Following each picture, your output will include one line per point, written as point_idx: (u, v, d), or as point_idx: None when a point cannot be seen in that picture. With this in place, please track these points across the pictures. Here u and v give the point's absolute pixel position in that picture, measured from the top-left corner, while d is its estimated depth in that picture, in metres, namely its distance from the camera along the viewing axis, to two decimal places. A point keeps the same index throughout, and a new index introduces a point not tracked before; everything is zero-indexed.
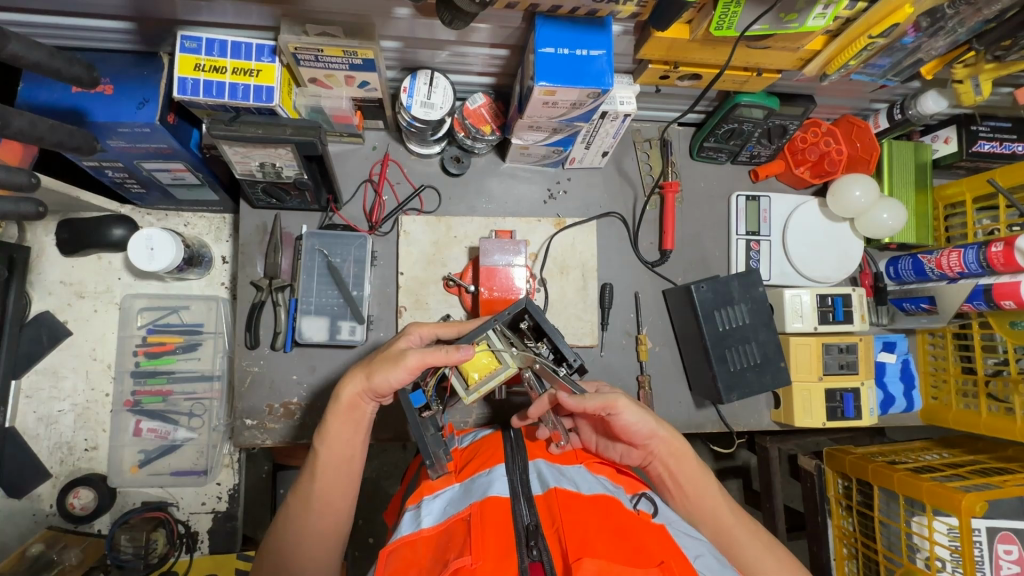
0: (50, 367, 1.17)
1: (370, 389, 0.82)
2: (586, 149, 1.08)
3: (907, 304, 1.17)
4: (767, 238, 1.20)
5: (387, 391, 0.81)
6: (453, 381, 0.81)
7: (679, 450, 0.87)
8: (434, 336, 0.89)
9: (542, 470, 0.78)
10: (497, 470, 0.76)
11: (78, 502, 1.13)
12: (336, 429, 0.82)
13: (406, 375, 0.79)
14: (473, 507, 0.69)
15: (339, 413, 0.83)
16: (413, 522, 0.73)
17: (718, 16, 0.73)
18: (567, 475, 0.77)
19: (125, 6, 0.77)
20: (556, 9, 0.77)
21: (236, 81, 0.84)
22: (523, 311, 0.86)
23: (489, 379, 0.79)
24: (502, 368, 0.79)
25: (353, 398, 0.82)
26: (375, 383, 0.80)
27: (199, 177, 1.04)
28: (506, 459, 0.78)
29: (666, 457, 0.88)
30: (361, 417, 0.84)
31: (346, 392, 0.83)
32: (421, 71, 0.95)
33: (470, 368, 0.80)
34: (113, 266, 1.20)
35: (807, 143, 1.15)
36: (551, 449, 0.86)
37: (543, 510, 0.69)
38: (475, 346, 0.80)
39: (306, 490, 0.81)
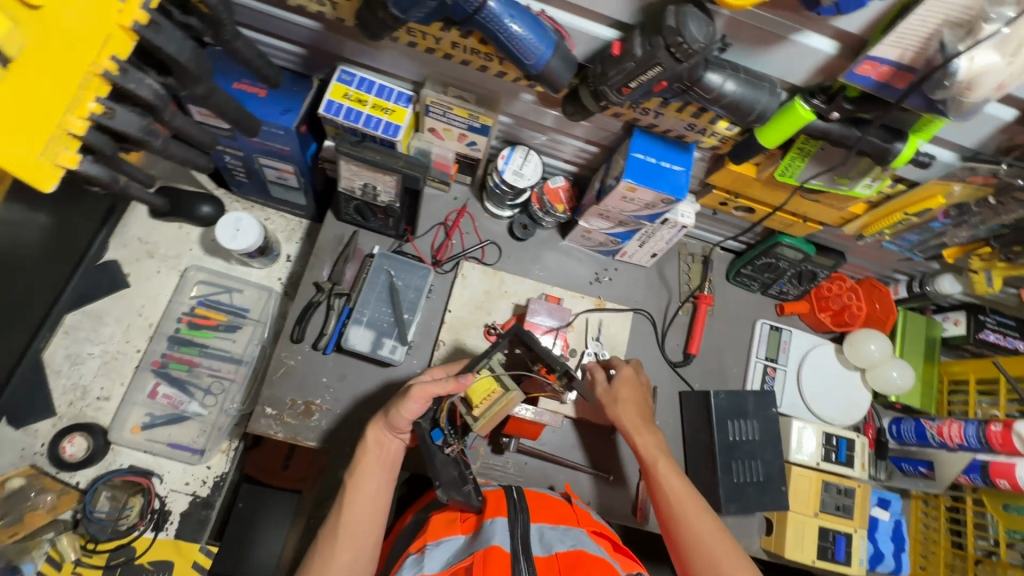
0: (96, 312, 1.21)
1: (388, 425, 0.88)
2: (639, 247, 1.21)
3: (905, 465, 1.23)
4: (784, 367, 1.28)
5: (404, 424, 0.88)
6: (460, 410, 0.90)
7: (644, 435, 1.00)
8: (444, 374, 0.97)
9: (545, 530, 0.81)
10: (500, 523, 0.79)
11: (70, 449, 1.12)
12: (367, 466, 0.86)
13: (416, 407, 0.86)
14: (475, 557, 0.72)
15: (367, 451, 0.87)
16: (415, 567, 0.75)
17: (785, 164, 0.87)
18: (568, 534, 0.80)
19: (311, 37, 0.95)
20: (652, 126, 0.92)
21: (373, 113, 0.99)
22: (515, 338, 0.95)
23: (492, 403, 0.88)
24: (503, 392, 0.89)
25: (378, 436, 0.88)
26: (390, 415, 0.87)
27: (300, 182, 1.17)
28: (510, 514, 0.80)
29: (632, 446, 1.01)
30: (389, 456, 0.88)
31: (368, 435, 0.89)
32: (519, 146, 1.11)
33: (472, 395, 0.89)
34: (189, 237, 1.28)
35: (832, 292, 1.27)
36: (548, 507, 0.88)
37: (544, 570, 0.73)
38: (477, 375, 0.90)
39: (334, 519, 0.81)
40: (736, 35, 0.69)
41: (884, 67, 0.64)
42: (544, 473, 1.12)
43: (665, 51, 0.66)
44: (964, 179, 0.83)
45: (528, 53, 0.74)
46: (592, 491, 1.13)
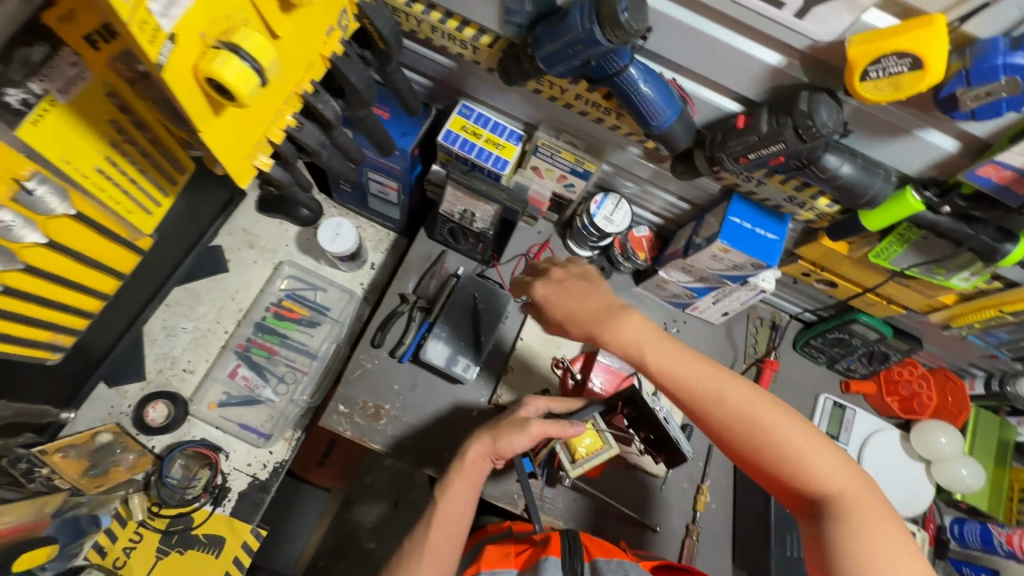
0: (196, 290, 1.31)
1: (493, 451, 0.89)
2: (712, 304, 1.23)
3: (966, 568, 1.19)
4: (845, 446, 1.26)
5: (507, 454, 0.89)
6: (562, 456, 1.01)
7: (735, 392, 0.72)
8: (546, 408, 0.98)
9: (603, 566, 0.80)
10: (553, 561, 0.79)
11: (153, 414, 1.20)
12: (458, 486, 0.88)
13: (527, 441, 0.88)
14: None
15: (460, 470, 0.89)
16: None
17: (881, 247, 0.89)
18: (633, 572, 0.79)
19: (442, 73, 1.04)
20: (751, 193, 0.96)
21: (485, 146, 1.06)
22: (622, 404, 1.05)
23: (593, 457, 1.01)
24: (605, 449, 1.01)
25: (476, 457, 0.90)
26: (499, 442, 0.88)
27: (399, 198, 1.26)
28: (563, 554, 0.81)
29: (728, 420, 0.72)
30: (479, 477, 0.89)
31: (470, 450, 0.90)
32: (612, 193, 1.17)
33: (577, 444, 1.01)
34: (288, 234, 1.38)
35: (903, 377, 1.27)
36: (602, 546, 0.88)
37: None
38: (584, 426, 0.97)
39: (421, 535, 0.83)
40: (857, 124, 0.73)
41: (1005, 172, 0.66)
42: (592, 516, 1.11)
43: (792, 130, 0.70)
44: None
45: (655, 115, 0.79)
46: (637, 539, 1.13)
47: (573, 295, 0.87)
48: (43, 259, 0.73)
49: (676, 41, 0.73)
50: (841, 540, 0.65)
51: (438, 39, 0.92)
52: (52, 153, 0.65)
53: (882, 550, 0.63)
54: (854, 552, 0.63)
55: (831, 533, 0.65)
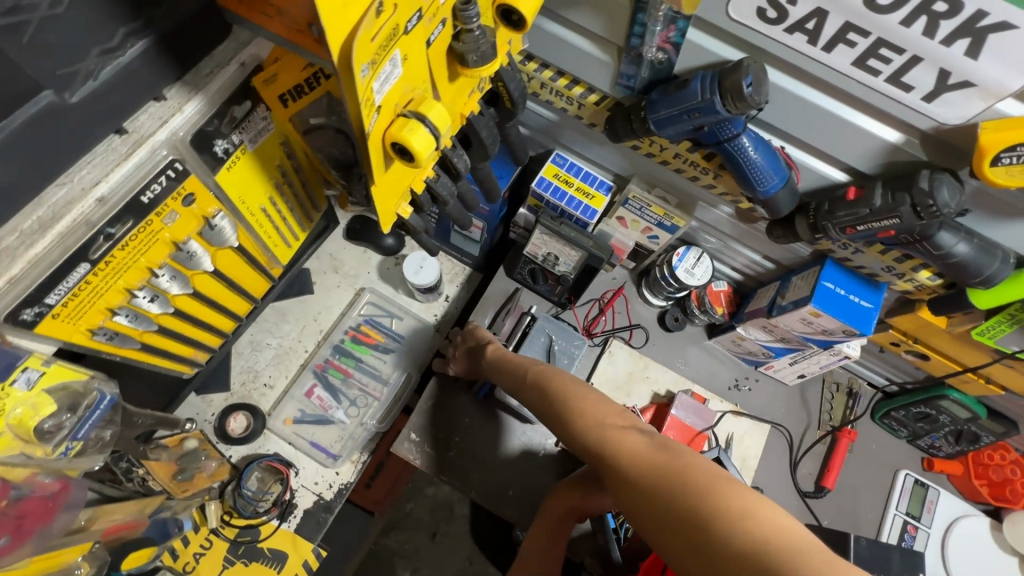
0: (282, 309, 1.38)
1: (579, 510, 0.94)
2: (789, 365, 1.21)
3: None
4: (927, 529, 1.19)
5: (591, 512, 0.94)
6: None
7: (588, 411, 0.84)
8: None
9: None
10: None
11: (235, 425, 1.26)
12: (536, 535, 0.96)
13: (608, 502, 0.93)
14: None
15: (541, 519, 0.97)
16: None
17: (986, 326, 0.87)
18: None
19: (542, 124, 1.09)
20: (846, 260, 0.96)
21: (576, 195, 1.10)
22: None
23: None
24: None
25: (558, 511, 0.96)
26: (586, 506, 0.93)
27: (482, 236, 1.30)
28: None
29: (618, 454, 0.76)
30: (562, 532, 0.95)
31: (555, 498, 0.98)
32: (694, 246, 1.18)
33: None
34: (370, 261, 1.45)
35: (993, 461, 1.20)
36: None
37: None
38: None
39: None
40: (977, 203, 0.73)
41: None
42: None
43: (908, 207, 0.71)
44: None
45: (761, 181, 0.81)
46: None
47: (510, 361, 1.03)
48: (206, 285, 0.85)
49: (793, 114, 0.76)
50: (688, 506, 0.65)
51: (545, 94, 0.98)
52: (234, 194, 0.77)
53: (723, 519, 0.61)
54: (698, 508, 0.64)
55: (670, 498, 0.67)
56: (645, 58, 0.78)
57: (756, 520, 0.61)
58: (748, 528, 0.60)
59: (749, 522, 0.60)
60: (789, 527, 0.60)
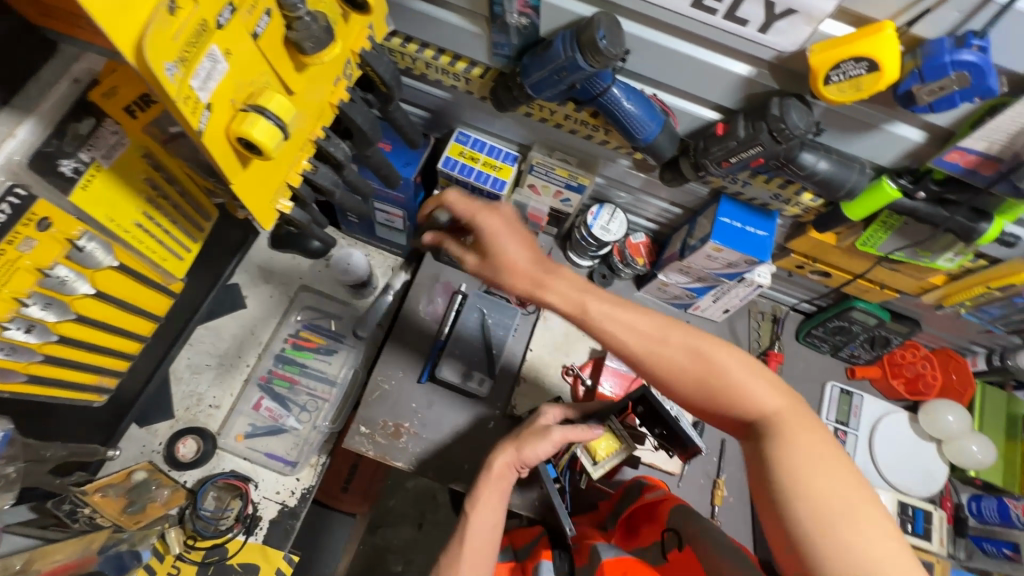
0: (217, 327, 1.36)
1: (518, 460, 0.91)
2: (713, 302, 1.27)
3: (987, 545, 1.19)
4: (855, 432, 1.28)
5: (533, 460, 0.90)
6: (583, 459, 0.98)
7: (739, 372, 0.72)
8: (563, 416, 0.99)
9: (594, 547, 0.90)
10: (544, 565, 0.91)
11: (184, 450, 1.25)
12: (487, 498, 0.88)
13: (550, 449, 0.91)
14: None
15: (487, 480, 0.89)
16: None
17: (866, 236, 0.94)
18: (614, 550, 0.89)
19: (438, 104, 1.10)
20: (738, 194, 1.01)
21: (483, 170, 1.12)
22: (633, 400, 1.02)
23: (613, 457, 0.97)
24: (624, 449, 0.97)
25: (501, 468, 0.90)
26: (523, 452, 0.90)
27: (405, 224, 1.32)
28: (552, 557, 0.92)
29: (766, 423, 0.69)
30: (506, 487, 0.90)
31: (497, 461, 0.91)
32: (607, 204, 1.22)
33: (597, 447, 0.97)
34: (300, 266, 1.44)
35: (906, 360, 1.30)
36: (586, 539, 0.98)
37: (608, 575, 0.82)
38: (603, 428, 0.98)
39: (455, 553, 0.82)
40: (830, 122, 0.79)
41: (970, 156, 0.72)
42: None
43: (767, 133, 0.76)
44: None
45: (639, 129, 0.85)
46: None
47: (516, 233, 0.83)
48: (91, 310, 0.84)
49: (653, 61, 0.79)
50: (822, 507, 0.61)
51: (432, 74, 0.99)
52: (97, 213, 0.74)
53: (858, 527, 0.60)
54: (832, 513, 0.61)
55: (828, 500, 0.62)
56: (511, 25, 0.80)
57: (844, 500, 0.61)
58: (868, 537, 0.59)
59: (866, 510, 0.61)
60: (866, 511, 0.61)
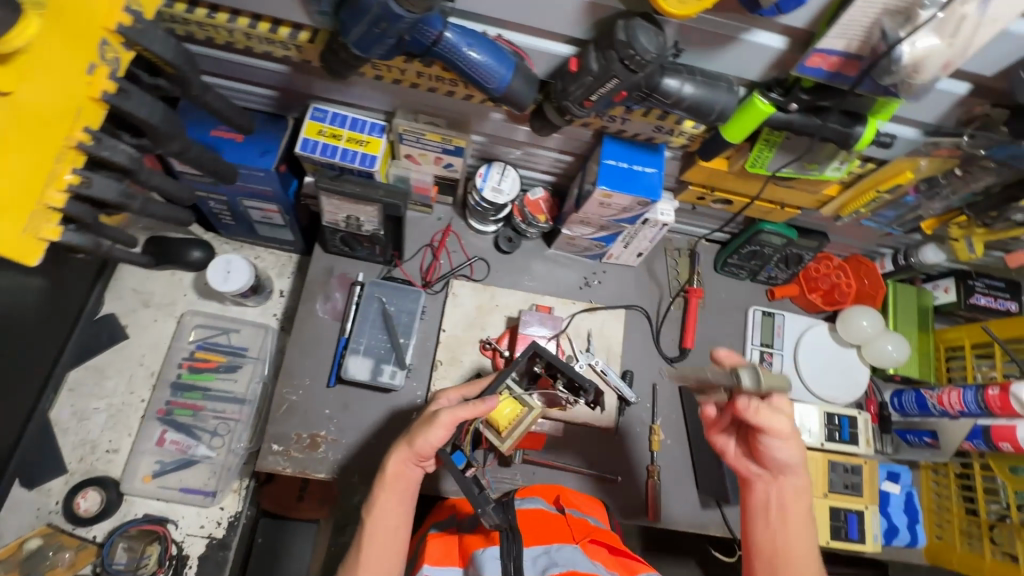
0: (98, 366, 1.23)
1: (413, 455, 0.86)
2: (624, 248, 1.23)
3: (911, 436, 1.24)
4: (780, 352, 1.29)
5: (429, 452, 0.86)
6: (487, 434, 0.88)
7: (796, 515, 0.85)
8: (460, 397, 0.94)
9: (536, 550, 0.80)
10: (489, 552, 0.81)
11: (84, 504, 1.14)
12: (385, 501, 0.86)
13: (441, 432, 0.85)
14: None
15: (384, 485, 0.87)
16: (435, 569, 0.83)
17: (753, 157, 0.89)
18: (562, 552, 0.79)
19: (279, 79, 0.96)
20: (621, 132, 0.94)
21: (348, 147, 1.01)
22: (534, 357, 0.93)
23: (517, 424, 0.87)
24: (527, 411, 0.87)
25: (398, 468, 0.87)
26: (415, 445, 0.86)
27: (285, 220, 1.20)
28: (500, 541, 0.82)
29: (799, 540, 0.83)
30: (407, 486, 0.88)
31: (391, 461, 0.87)
32: (496, 162, 1.13)
33: (498, 418, 0.88)
34: (183, 282, 1.30)
35: (819, 272, 1.29)
36: (542, 526, 0.87)
37: None
38: (499, 397, 0.88)
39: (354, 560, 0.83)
40: (688, 41, 0.71)
41: (833, 58, 0.66)
42: (552, 481, 1.14)
43: (619, 63, 0.68)
44: (928, 153, 0.84)
45: (489, 77, 0.75)
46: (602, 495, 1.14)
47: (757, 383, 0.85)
48: None
49: None
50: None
51: (258, 46, 0.86)
52: None
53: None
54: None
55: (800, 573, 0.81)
56: None
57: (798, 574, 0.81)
58: None
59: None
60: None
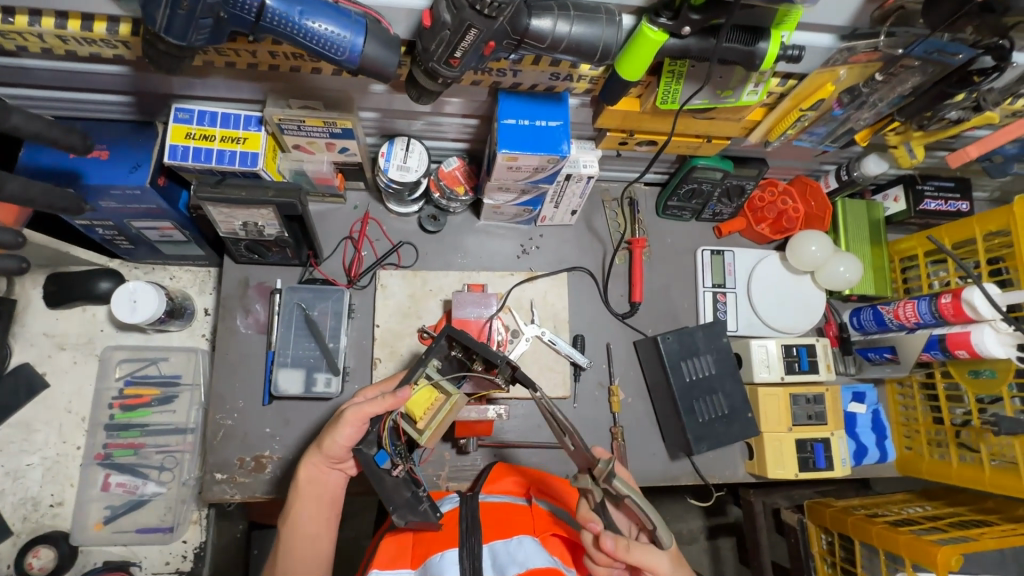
0: (23, 421, 1.16)
1: (324, 456, 0.83)
2: (556, 208, 1.14)
3: (872, 354, 1.20)
4: (733, 290, 1.25)
5: (340, 452, 0.83)
6: (403, 426, 0.83)
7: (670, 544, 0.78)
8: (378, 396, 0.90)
9: (496, 547, 0.74)
10: (449, 555, 0.73)
11: (38, 562, 1.10)
12: (302, 507, 0.83)
13: (351, 431, 0.81)
14: None
15: (298, 491, 0.84)
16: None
17: (662, 92, 0.80)
18: (520, 549, 0.73)
19: (124, 83, 0.84)
20: (516, 86, 0.85)
21: (224, 147, 0.90)
22: (453, 341, 0.87)
23: (436, 413, 0.82)
24: (446, 398, 0.83)
25: (312, 472, 0.84)
26: (323, 446, 0.82)
27: (186, 235, 1.08)
28: (461, 541, 0.74)
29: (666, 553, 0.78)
30: (325, 490, 0.84)
31: (302, 468, 0.85)
32: (398, 137, 1.03)
33: (414, 407, 0.82)
34: (97, 317, 1.21)
35: (765, 202, 1.22)
36: (502, 518, 0.81)
37: None
38: (415, 386, 0.83)
39: None
40: None
41: None
42: (515, 460, 1.11)
43: (472, 9, 0.59)
44: (846, 61, 0.75)
45: (336, 48, 0.65)
46: (568, 465, 1.11)
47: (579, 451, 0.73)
48: None
49: None
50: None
51: (79, 49, 0.75)
52: None
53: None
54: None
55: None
56: None
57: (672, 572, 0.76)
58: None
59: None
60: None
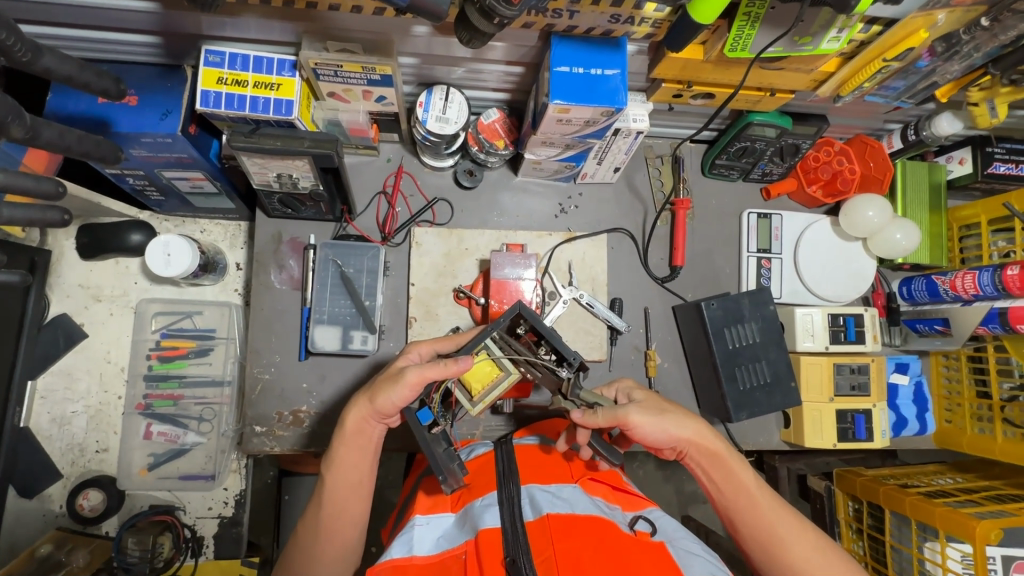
0: (65, 369, 1.18)
1: (375, 411, 0.81)
2: (598, 165, 1.08)
3: (920, 326, 1.16)
4: (779, 256, 1.20)
5: (391, 410, 0.80)
6: (457, 395, 0.82)
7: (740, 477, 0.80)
8: (433, 352, 0.88)
9: (535, 492, 0.74)
10: (488, 500, 0.74)
11: (87, 504, 1.14)
12: (348, 456, 0.82)
13: (407, 392, 0.78)
14: (468, 544, 0.67)
15: (344, 440, 0.82)
16: (427, 519, 0.74)
17: (732, 38, 0.73)
18: (560, 496, 0.74)
19: (153, 21, 0.79)
20: (571, 29, 0.78)
21: (257, 94, 0.85)
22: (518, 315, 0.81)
23: (492, 389, 0.81)
24: (504, 376, 0.81)
25: (359, 423, 0.82)
26: (377, 403, 0.80)
27: (217, 186, 1.05)
28: (499, 485, 0.75)
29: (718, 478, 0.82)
30: (368, 441, 0.83)
31: (351, 418, 0.82)
32: (437, 86, 0.97)
33: (472, 380, 0.81)
34: (130, 270, 1.21)
35: (819, 162, 1.14)
36: (540, 467, 0.83)
37: (537, 534, 0.67)
38: (475, 356, 0.80)
39: (314, 519, 0.81)
40: None
41: None
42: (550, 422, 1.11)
43: None
44: (948, 3, 0.69)
45: None
46: None
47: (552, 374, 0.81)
48: None
49: None
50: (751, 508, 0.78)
51: None
52: None
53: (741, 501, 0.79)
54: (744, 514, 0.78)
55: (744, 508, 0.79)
56: None
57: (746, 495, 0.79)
58: (750, 502, 0.78)
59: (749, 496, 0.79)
60: (761, 513, 0.77)
